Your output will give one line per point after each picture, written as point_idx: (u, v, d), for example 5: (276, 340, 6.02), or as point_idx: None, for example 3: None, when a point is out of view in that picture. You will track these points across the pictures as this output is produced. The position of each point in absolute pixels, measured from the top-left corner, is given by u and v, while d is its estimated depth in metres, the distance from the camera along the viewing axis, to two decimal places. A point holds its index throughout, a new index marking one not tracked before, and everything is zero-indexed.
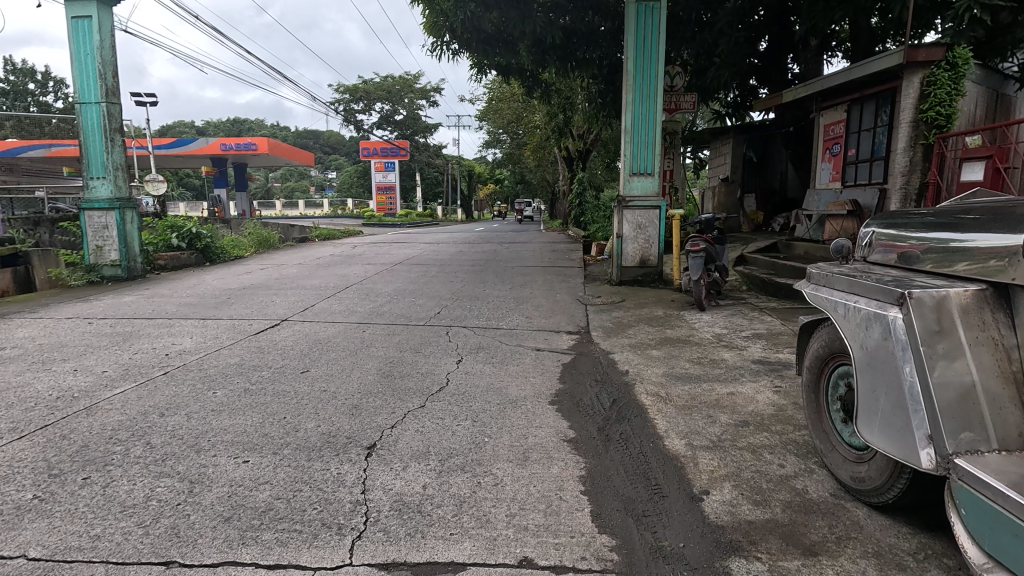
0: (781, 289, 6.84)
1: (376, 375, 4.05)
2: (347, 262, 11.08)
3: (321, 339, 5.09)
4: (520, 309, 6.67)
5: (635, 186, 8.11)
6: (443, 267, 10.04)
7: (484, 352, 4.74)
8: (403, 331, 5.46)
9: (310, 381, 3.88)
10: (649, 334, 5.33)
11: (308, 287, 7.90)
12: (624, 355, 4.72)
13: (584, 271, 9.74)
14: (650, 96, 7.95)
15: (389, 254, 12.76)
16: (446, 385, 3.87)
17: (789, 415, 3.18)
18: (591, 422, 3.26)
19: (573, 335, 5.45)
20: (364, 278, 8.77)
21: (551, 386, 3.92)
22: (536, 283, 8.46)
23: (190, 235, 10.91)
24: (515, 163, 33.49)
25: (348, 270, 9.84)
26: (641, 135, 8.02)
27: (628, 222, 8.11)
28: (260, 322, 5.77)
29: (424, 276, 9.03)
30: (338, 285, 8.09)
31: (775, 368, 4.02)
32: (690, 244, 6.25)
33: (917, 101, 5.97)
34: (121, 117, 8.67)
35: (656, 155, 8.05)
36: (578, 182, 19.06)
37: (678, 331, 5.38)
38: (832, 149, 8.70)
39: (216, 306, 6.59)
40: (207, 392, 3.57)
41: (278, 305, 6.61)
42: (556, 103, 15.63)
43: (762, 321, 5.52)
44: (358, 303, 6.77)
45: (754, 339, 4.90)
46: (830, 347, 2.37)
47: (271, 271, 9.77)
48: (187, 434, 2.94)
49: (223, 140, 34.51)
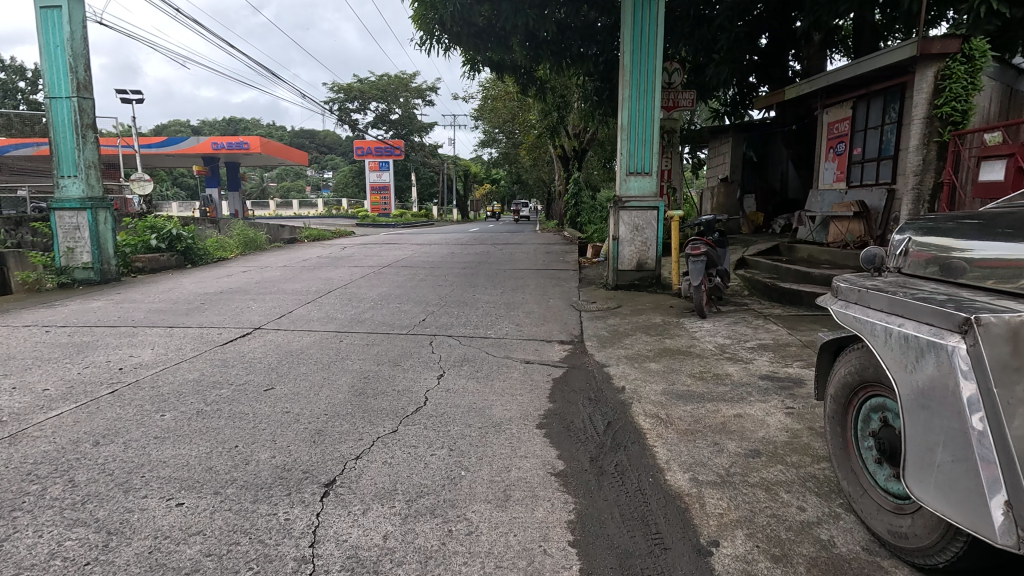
0: (786, 295, 6.50)
1: (348, 393, 3.69)
2: (334, 264, 10.69)
3: (294, 351, 4.72)
4: (510, 315, 6.31)
5: (632, 186, 7.77)
6: (433, 270, 9.67)
7: (469, 365, 4.38)
8: (383, 340, 5.10)
9: (274, 400, 3.51)
10: (646, 345, 4.97)
11: (288, 292, 7.53)
12: (621, 368, 4.37)
13: (579, 274, 9.39)
14: (649, 92, 7.60)
15: (379, 255, 12.40)
16: (423, 404, 3.51)
17: (806, 443, 2.82)
18: (583, 451, 2.90)
19: (565, 345, 5.09)
20: (349, 282, 8.39)
21: (539, 406, 3.55)
22: (528, 287, 8.10)
23: (170, 236, 10.51)
24: (511, 163, 33.12)
25: (334, 273, 9.46)
26: (639, 133, 7.67)
27: (624, 224, 7.76)
28: (232, 330, 5.39)
29: (411, 280, 8.65)
30: (321, 289, 7.72)
31: (785, 386, 3.67)
32: (690, 248, 5.90)
33: (931, 96, 5.64)
34: (93, 112, 8.26)
35: (654, 154, 7.70)
36: (574, 182, 18.72)
37: (678, 341, 5.03)
38: (836, 148, 8.38)
39: (188, 313, 6.21)
40: (154, 415, 3.20)
41: (254, 311, 6.24)
42: (551, 101, 15.28)
43: (767, 330, 5.17)
44: (339, 309, 6.40)
45: (760, 351, 4.55)
46: (863, 375, 2.02)
47: (253, 273, 9.39)
48: (118, 469, 2.57)
49: (215, 139, 34.08)
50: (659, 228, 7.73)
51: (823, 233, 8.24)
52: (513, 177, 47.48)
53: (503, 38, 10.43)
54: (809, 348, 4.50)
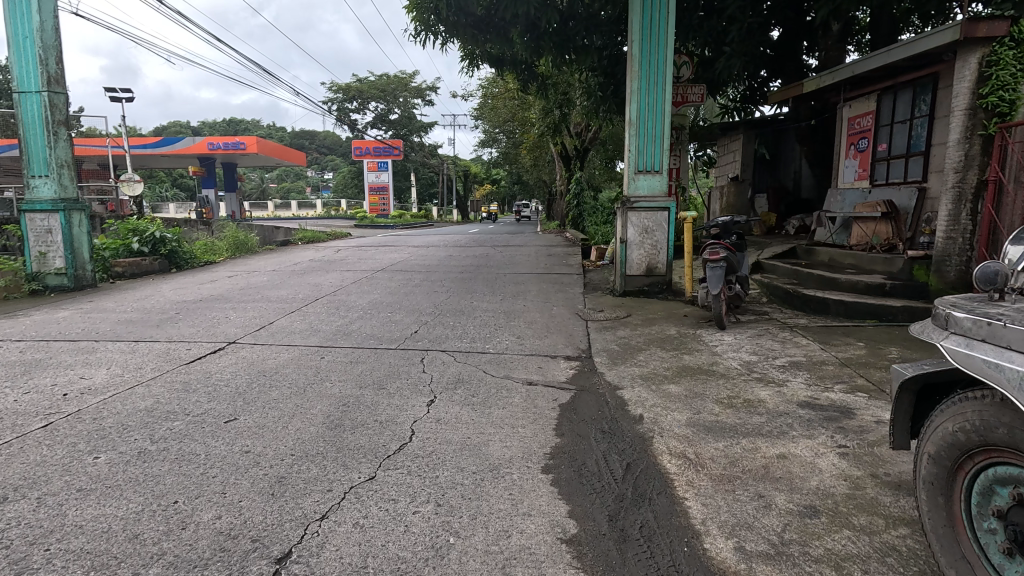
0: (810, 304, 5.98)
1: (323, 425, 3.17)
2: (325, 269, 10.17)
3: (268, 370, 4.20)
4: (511, 326, 5.79)
5: (641, 185, 7.24)
6: (429, 274, 9.15)
7: (464, 388, 3.87)
8: (369, 357, 4.59)
9: (234, 436, 2.99)
10: (663, 362, 4.45)
11: (273, 299, 7.02)
12: (636, 392, 3.85)
13: (583, 279, 8.88)
14: (659, 84, 7.06)
15: (375, 258, 11.89)
16: (408, 441, 2.99)
17: (873, 498, 2.30)
18: (600, 506, 2.39)
19: (572, 362, 4.57)
20: (339, 288, 7.88)
21: (544, 442, 3.04)
22: (530, 294, 7.58)
23: (154, 239, 10.01)
24: (512, 163, 32.61)
25: (324, 278, 8.94)
26: (648, 129, 7.15)
27: (633, 225, 7.23)
28: (203, 345, 4.88)
29: (405, 285, 8.14)
30: (308, 297, 7.20)
31: (831, 417, 3.15)
32: (708, 253, 5.37)
33: (975, 85, 5.11)
34: (65, 108, 7.75)
35: (664, 151, 7.17)
36: (576, 182, 18.22)
37: (698, 358, 4.51)
38: (858, 145, 7.88)
39: (159, 324, 5.69)
40: (86, 458, 2.69)
41: (231, 323, 5.72)
42: (553, 98, 14.77)
43: (796, 345, 4.66)
44: (324, 320, 5.88)
45: (793, 371, 4.02)
46: (984, 436, 1.50)
47: (238, 278, 8.89)
48: (17, 539, 2.05)
49: (211, 139, 33.61)
50: (670, 230, 7.20)
51: (845, 236, 7.72)
52: (514, 177, 47.00)
53: (503, 29, 9.95)
54: (849, 368, 3.99)
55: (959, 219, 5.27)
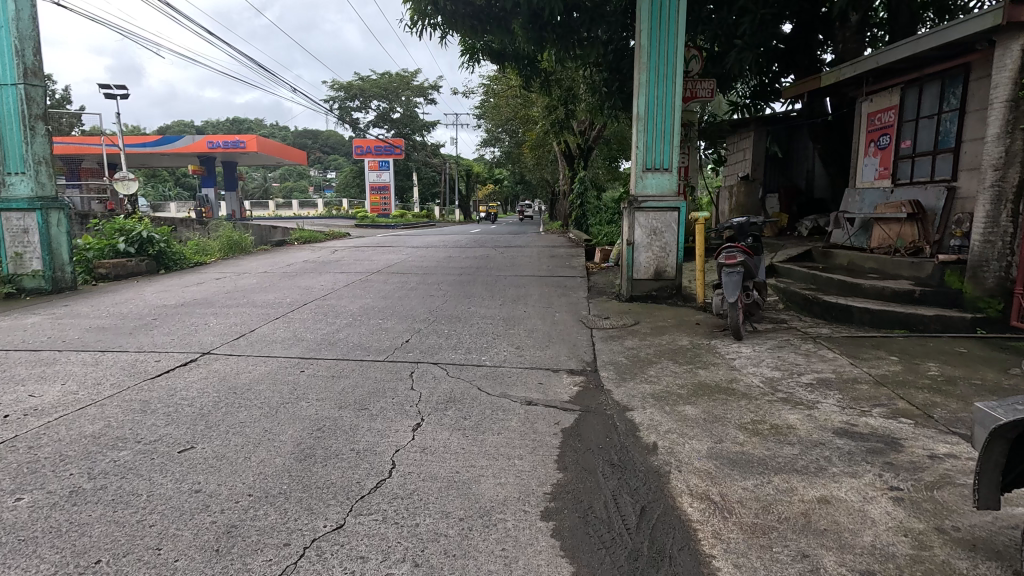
0: (832, 312, 5.56)
1: (290, 456, 2.77)
2: (319, 270, 9.78)
3: (240, 387, 3.80)
4: (510, 335, 5.39)
5: (649, 184, 6.82)
6: (425, 277, 8.75)
7: (456, 409, 3.46)
8: (353, 371, 4.18)
9: (185, 470, 2.59)
10: (676, 378, 4.03)
11: (258, 304, 6.62)
12: (648, 414, 3.44)
13: (587, 282, 8.46)
14: (669, 76, 6.65)
15: (371, 259, 11.49)
16: (387, 478, 2.58)
17: (945, 564, 1.88)
18: (610, 568, 1.98)
19: (576, 378, 4.16)
20: (331, 292, 7.48)
21: (543, 479, 2.63)
22: (532, 298, 7.16)
23: (140, 239, 9.65)
24: (515, 162, 32.15)
25: (315, 281, 8.56)
26: (657, 125, 6.74)
27: (640, 226, 6.82)
28: (174, 356, 4.49)
29: (400, 289, 7.74)
30: (296, 302, 6.81)
31: (876, 449, 2.72)
32: (724, 257, 4.96)
33: (1017, 75, 4.68)
34: (43, 101, 7.38)
35: (675, 148, 6.75)
36: (580, 182, 17.81)
37: (715, 374, 4.09)
38: (879, 141, 7.46)
39: (132, 331, 5.31)
40: (6, 500, 2.29)
41: (209, 331, 5.32)
42: (556, 94, 14.36)
43: (822, 359, 4.23)
44: (310, 328, 5.48)
45: (823, 390, 3.60)
46: None
47: (227, 281, 8.50)
48: None
49: (210, 137, 33.34)
50: (680, 231, 6.78)
51: (865, 238, 7.31)
52: (516, 177, 46.61)
53: (503, 21, 9.54)
54: (887, 387, 3.56)
55: (998, 221, 4.84)
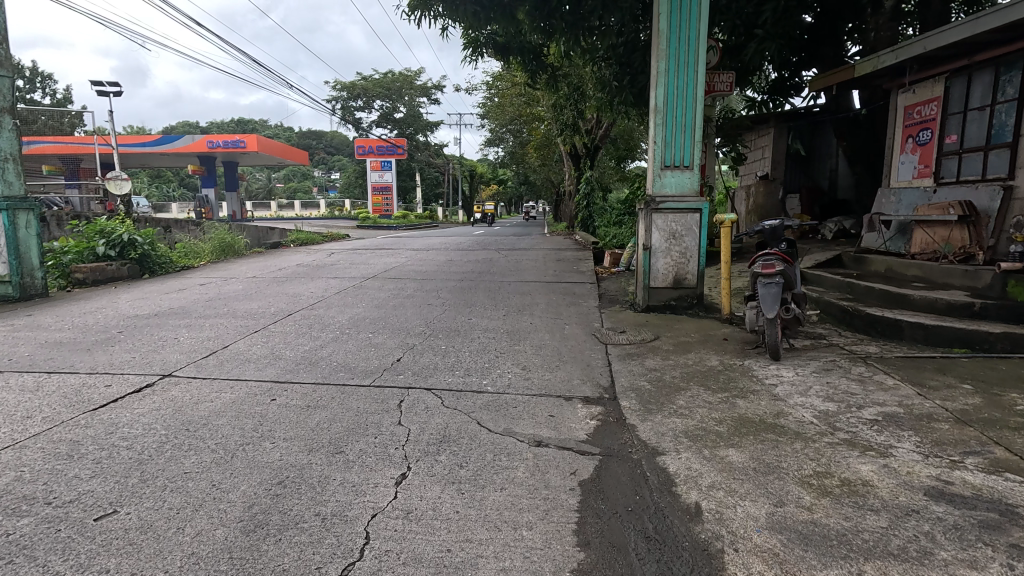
0: (878, 326, 4.94)
1: (235, 527, 2.17)
2: (310, 275, 9.19)
3: (196, 420, 3.21)
4: (515, 352, 4.79)
5: (668, 183, 6.21)
6: (424, 284, 8.16)
7: (450, 455, 2.86)
8: (333, 401, 3.58)
9: (94, 552, 1.99)
10: (712, 411, 3.41)
11: (238, 314, 6.04)
12: (683, 460, 2.82)
13: (598, 290, 7.83)
14: (690, 64, 6.04)
15: (368, 263, 10.88)
16: (356, 564, 1.98)
17: None
18: None
19: (592, 410, 3.55)
20: (320, 300, 6.90)
21: (561, 562, 2.02)
22: (538, 308, 6.55)
23: (121, 242, 9.14)
24: (519, 163, 31.57)
25: (305, 287, 7.97)
26: (677, 118, 6.14)
27: (658, 230, 6.20)
28: (129, 379, 3.90)
29: (396, 297, 7.15)
30: (281, 311, 6.22)
31: (993, 524, 2.10)
32: (762, 266, 4.32)
33: None
34: (10, 93, 6.80)
35: (696, 143, 6.15)
36: (587, 182, 17.19)
37: (757, 406, 3.46)
38: (917, 137, 6.87)
39: (91, 347, 4.73)
40: None
41: (178, 347, 4.74)
42: (563, 91, 13.76)
43: (882, 387, 3.61)
44: (291, 343, 4.89)
45: (893, 430, 2.98)
46: None
47: (211, 287, 7.93)
48: None
49: (210, 136, 32.88)
50: (702, 234, 6.16)
51: (902, 242, 6.69)
52: (521, 178, 45.94)
53: (509, 9, 8.94)
54: (974, 428, 2.93)
55: None
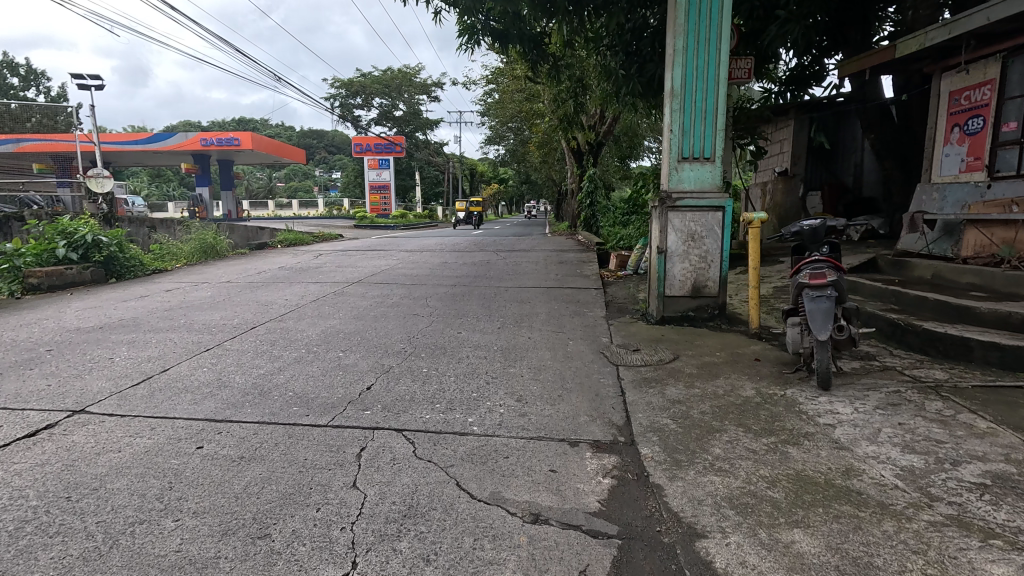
0: (939, 346, 4.17)
1: None
2: (290, 280, 8.44)
3: (85, 482, 2.45)
4: (510, 377, 4.02)
5: (686, 177, 5.43)
6: (413, 290, 7.41)
7: (413, 541, 2.10)
8: (274, 450, 2.81)
9: None
10: (759, 467, 2.64)
11: (194, 328, 5.28)
12: (733, 549, 2.06)
13: (605, 297, 7.05)
14: (712, 40, 5.26)
15: (357, 266, 10.14)
16: None
17: None
18: None
19: (606, 463, 2.78)
20: (293, 310, 6.14)
21: None
22: (539, 320, 5.77)
23: (85, 244, 8.43)
24: (520, 162, 30.84)
25: (281, 293, 7.22)
26: (696, 103, 5.37)
27: (674, 231, 5.42)
28: (27, 417, 3.14)
29: (379, 305, 6.39)
30: (246, 324, 5.46)
31: None
32: (810, 275, 3.54)
33: None
34: None
35: (718, 131, 5.37)
36: (590, 179, 16.47)
37: (817, 459, 2.69)
38: (967, 125, 6.10)
39: (4, 371, 3.96)
40: None
41: (109, 370, 3.98)
42: (566, 84, 13.00)
43: (973, 431, 2.84)
44: (245, 366, 4.13)
45: (1015, 504, 2.21)
46: None
47: (177, 294, 7.18)
48: None
49: (204, 134, 32.14)
50: (725, 236, 5.39)
51: (949, 244, 5.96)
52: (523, 177, 45.18)
53: None
54: None
55: None
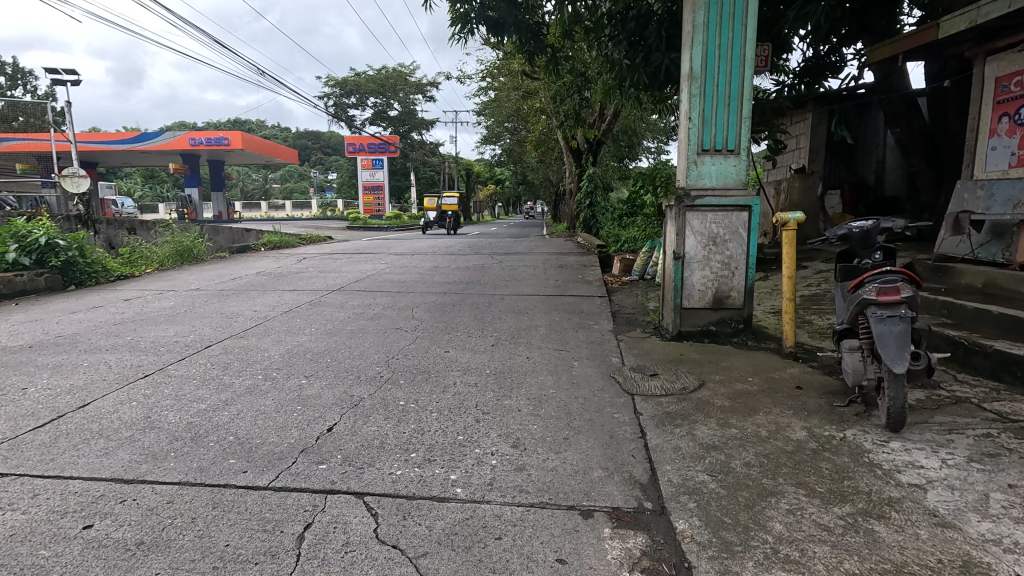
0: (1016, 373, 3.48)
1: None
2: (265, 287, 7.73)
3: None
4: (505, 412, 3.32)
5: (707, 172, 4.75)
6: (398, 298, 6.71)
7: None
8: (185, 532, 2.09)
9: None
10: (843, 558, 1.95)
11: (139, 346, 4.55)
12: None
13: (611, 306, 6.37)
14: (737, 15, 4.57)
15: (342, 270, 9.45)
16: None
17: None
18: None
19: (632, 547, 2.07)
20: (260, 323, 5.44)
21: None
22: (538, 336, 5.07)
23: (40, 247, 7.68)
24: (517, 161, 30.16)
25: (252, 303, 6.51)
26: (719, 87, 4.68)
27: (693, 235, 4.73)
28: None
29: (358, 318, 5.69)
30: (201, 342, 4.73)
31: None
32: (881, 290, 2.81)
33: None
34: None
35: (743, 119, 4.69)
36: (589, 179, 15.82)
37: (918, 545, 1.99)
38: (1016, 115, 5.43)
39: None
40: None
41: (15, 406, 3.27)
42: (566, 78, 12.31)
43: None
44: (185, 398, 3.43)
45: None
46: None
47: (136, 303, 6.47)
48: None
49: (192, 133, 31.30)
50: (751, 240, 4.69)
51: (1000, 248, 5.27)
52: (519, 178, 44.48)
53: None
54: None
55: None
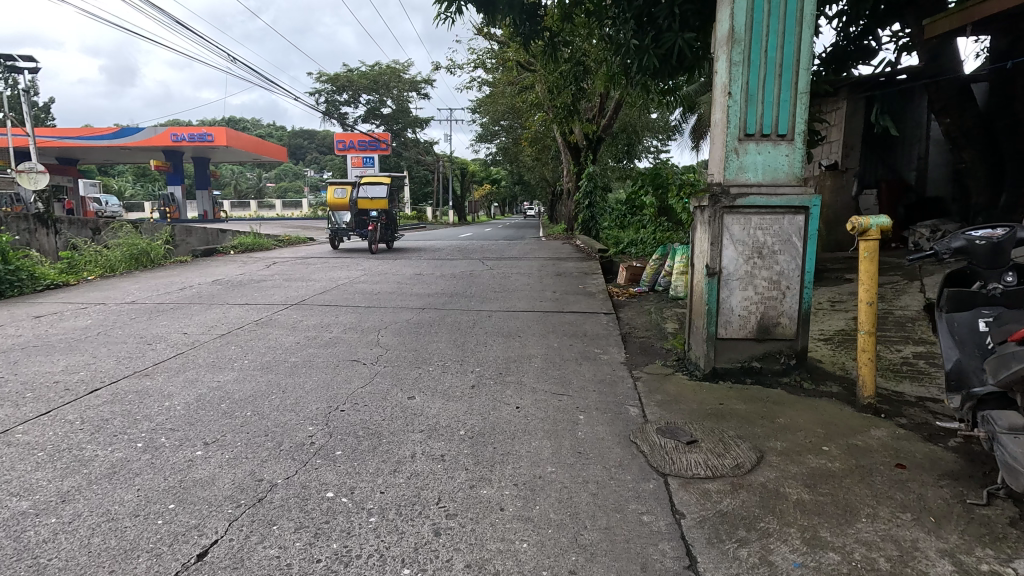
0: None
1: None
2: (211, 301, 6.54)
3: None
4: (480, 516, 2.21)
5: (754, 163, 3.66)
6: (363, 317, 5.56)
7: None
8: None
9: None
10: None
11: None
12: None
13: (619, 327, 5.28)
14: None
15: (311, 278, 8.30)
16: None
17: None
18: None
19: None
20: (180, 354, 4.29)
21: None
22: (532, 373, 3.94)
23: None
24: (513, 160, 29.01)
25: (185, 323, 5.34)
26: (767, 53, 3.59)
27: (731, 248, 3.64)
28: None
29: (305, 346, 4.53)
30: (86, 383, 3.59)
31: None
32: None
33: None
34: None
35: (798, 95, 3.61)
36: (588, 178, 14.80)
37: None
38: None
39: None
40: None
41: None
42: (564, 68, 11.24)
43: None
44: (5, 489, 2.30)
45: None
46: None
47: (42, 323, 5.30)
48: None
49: (174, 129, 30.01)
50: (809, 252, 3.61)
51: None
52: (515, 177, 43.41)
53: None
54: None
55: None
